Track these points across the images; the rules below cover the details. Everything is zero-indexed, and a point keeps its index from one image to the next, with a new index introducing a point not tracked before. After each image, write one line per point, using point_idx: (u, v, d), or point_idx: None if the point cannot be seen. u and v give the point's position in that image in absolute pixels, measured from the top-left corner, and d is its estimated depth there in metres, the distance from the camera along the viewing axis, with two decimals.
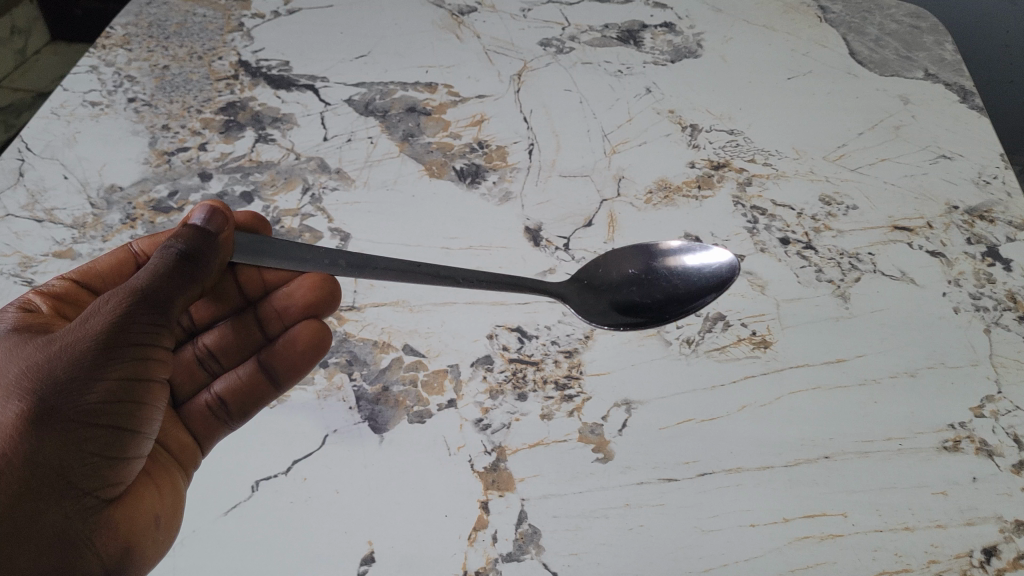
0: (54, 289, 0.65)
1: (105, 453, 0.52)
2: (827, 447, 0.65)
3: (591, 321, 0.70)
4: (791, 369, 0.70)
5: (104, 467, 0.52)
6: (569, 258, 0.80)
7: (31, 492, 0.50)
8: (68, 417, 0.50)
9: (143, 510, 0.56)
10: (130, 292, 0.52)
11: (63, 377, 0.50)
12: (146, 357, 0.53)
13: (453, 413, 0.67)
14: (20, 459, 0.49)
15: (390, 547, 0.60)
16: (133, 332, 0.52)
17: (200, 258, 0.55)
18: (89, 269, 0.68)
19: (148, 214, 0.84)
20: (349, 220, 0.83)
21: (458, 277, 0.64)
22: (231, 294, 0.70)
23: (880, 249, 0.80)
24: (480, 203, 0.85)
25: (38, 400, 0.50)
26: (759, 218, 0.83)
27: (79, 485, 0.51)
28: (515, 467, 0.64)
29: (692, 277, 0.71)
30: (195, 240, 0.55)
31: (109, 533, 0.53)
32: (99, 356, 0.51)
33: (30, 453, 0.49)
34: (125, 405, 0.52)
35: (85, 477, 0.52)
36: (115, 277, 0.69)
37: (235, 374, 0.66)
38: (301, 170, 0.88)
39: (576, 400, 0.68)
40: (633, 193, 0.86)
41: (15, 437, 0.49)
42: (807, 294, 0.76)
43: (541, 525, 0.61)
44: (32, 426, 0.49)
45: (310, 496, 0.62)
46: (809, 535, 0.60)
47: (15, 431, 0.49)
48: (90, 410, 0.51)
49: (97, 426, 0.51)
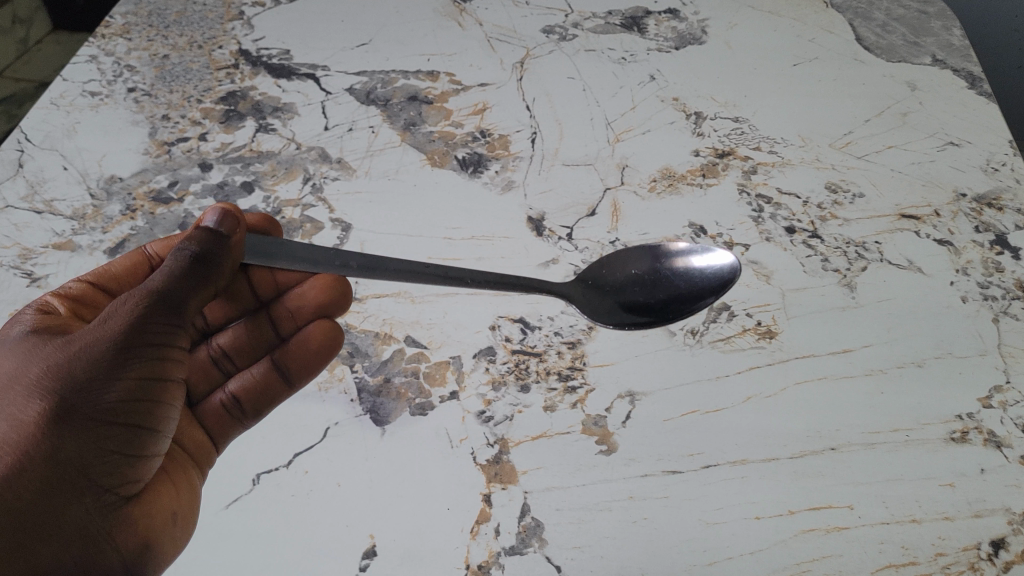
0: (71, 291, 0.64)
1: (124, 451, 0.52)
2: (833, 439, 0.64)
3: (598, 320, 0.68)
4: (796, 361, 0.69)
5: (123, 465, 0.52)
6: (572, 248, 0.79)
7: (52, 490, 0.50)
8: (88, 416, 0.50)
9: (161, 507, 0.56)
10: (145, 295, 0.52)
11: (82, 378, 0.50)
12: (163, 355, 0.52)
13: (455, 405, 0.66)
14: (41, 458, 0.49)
15: (392, 540, 0.59)
16: (150, 333, 0.51)
17: (212, 257, 0.54)
18: (105, 272, 0.67)
19: (148, 205, 0.84)
20: (350, 211, 0.82)
21: (465, 278, 0.62)
22: (243, 295, 0.68)
23: (887, 238, 0.79)
24: (482, 192, 0.84)
25: (59, 401, 0.49)
26: (764, 206, 0.82)
27: (99, 482, 0.51)
28: (518, 459, 0.63)
29: (695, 277, 0.69)
30: (205, 242, 0.54)
31: (129, 528, 0.53)
32: (116, 357, 0.50)
33: (51, 452, 0.49)
34: (144, 404, 0.52)
35: (106, 474, 0.51)
36: (131, 280, 0.68)
37: (249, 373, 0.65)
38: (302, 160, 0.87)
39: (580, 392, 0.67)
40: (636, 181, 0.85)
41: (36, 437, 0.49)
42: (813, 283, 0.75)
43: (545, 518, 0.60)
44: (51, 425, 0.49)
45: (311, 489, 0.62)
46: (814, 527, 0.59)
47: (38, 431, 0.49)
48: (109, 410, 0.50)
49: (116, 424, 0.51)
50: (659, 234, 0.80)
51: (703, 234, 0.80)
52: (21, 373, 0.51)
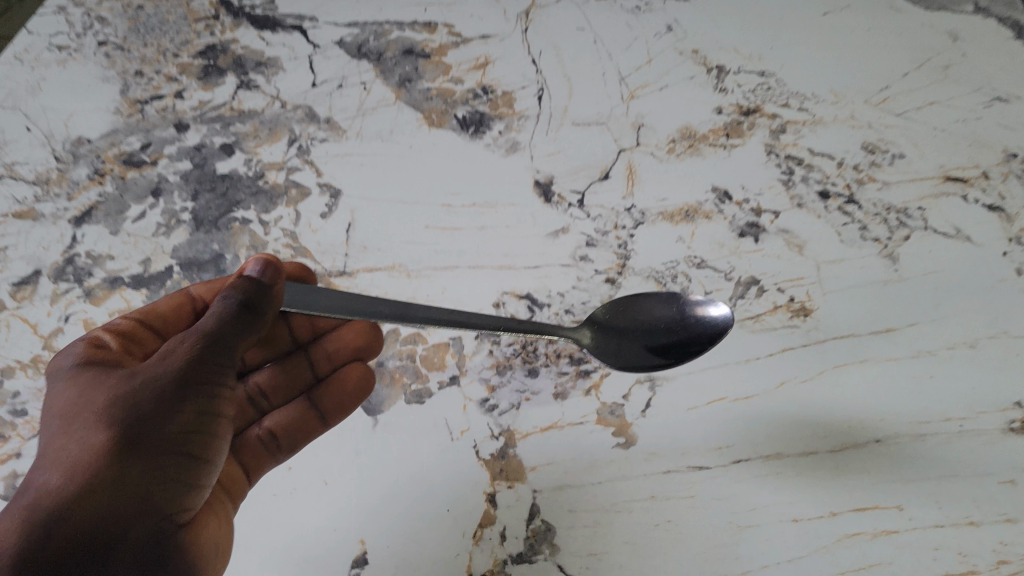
0: (119, 328, 0.57)
1: (182, 483, 0.47)
2: (878, 429, 0.57)
3: (606, 363, 0.59)
4: (835, 341, 0.62)
5: (179, 497, 0.47)
6: (584, 215, 0.72)
7: (112, 521, 0.44)
8: (153, 445, 0.46)
9: (206, 539, 0.50)
10: (208, 322, 0.48)
11: (147, 405, 0.46)
12: (218, 391, 0.49)
13: (455, 391, 0.60)
14: (105, 487, 0.44)
15: (384, 548, 0.53)
16: (207, 366, 0.47)
17: (262, 306, 0.51)
18: (152, 310, 0.60)
19: (118, 168, 0.76)
20: (339, 175, 0.75)
21: (473, 321, 0.57)
22: (282, 336, 0.67)
23: (931, 204, 0.72)
24: (485, 154, 0.77)
25: (123, 428, 0.45)
26: (795, 168, 0.75)
27: (156, 514, 0.46)
28: (525, 454, 0.57)
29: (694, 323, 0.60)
30: (252, 290, 0.50)
31: (182, 564, 0.47)
32: (182, 385, 0.47)
33: (113, 481, 0.45)
34: (201, 437, 0.48)
35: (160, 513, 0.47)
36: (177, 322, 0.61)
37: (285, 410, 0.62)
38: (287, 119, 0.79)
39: (594, 376, 0.60)
40: (653, 142, 0.77)
41: (101, 466, 0.44)
42: (851, 254, 0.68)
43: (556, 521, 0.54)
44: (117, 453, 0.45)
45: (295, 488, 0.56)
46: (859, 532, 0.53)
47: (99, 460, 0.45)
48: (173, 438, 0.46)
49: (177, 453, 0.47)
50: (679, 199, 0.72)
51: (728, 200, 0.72)
52: (81, 405, 0.47)
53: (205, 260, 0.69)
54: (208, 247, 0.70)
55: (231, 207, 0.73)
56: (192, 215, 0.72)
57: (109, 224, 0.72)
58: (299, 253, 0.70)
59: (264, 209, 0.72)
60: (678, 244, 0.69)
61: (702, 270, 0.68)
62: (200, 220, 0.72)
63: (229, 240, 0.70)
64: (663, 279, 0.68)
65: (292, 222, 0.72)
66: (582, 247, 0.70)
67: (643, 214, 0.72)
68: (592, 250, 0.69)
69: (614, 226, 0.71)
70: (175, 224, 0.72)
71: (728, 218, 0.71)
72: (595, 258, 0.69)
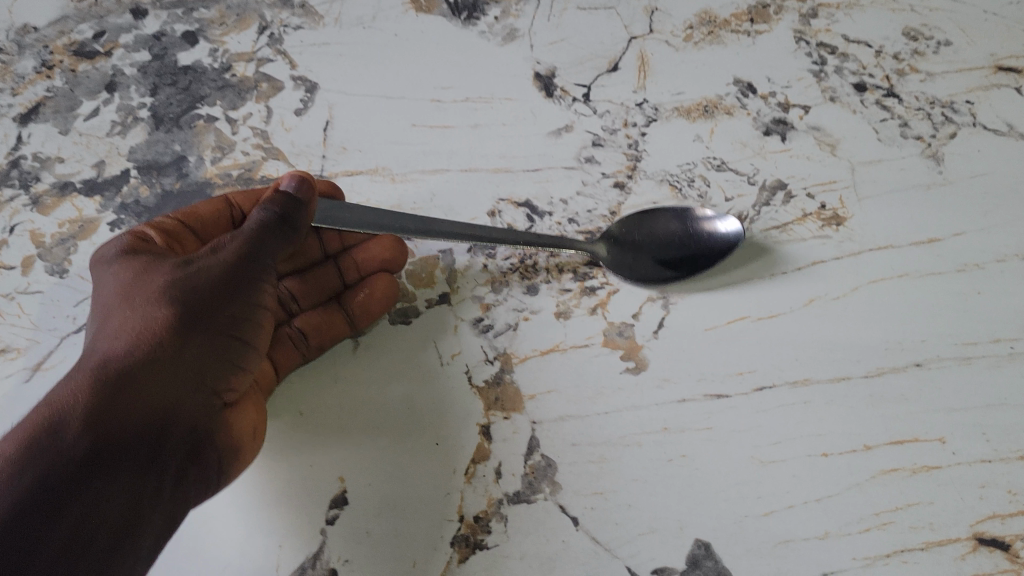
0: (162, 226, 0.51)
1: (233, 369, 0.45)
2: (918, 352, 0.51)
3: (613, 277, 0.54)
4: (871, 253, 0.56)
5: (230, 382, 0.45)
6: (590, 112, 0.64)
7: (169, 394, 0.42)
8: (207, 324, 0.43)
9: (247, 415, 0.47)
10: (260, 218, 0.47)
11: (202, 285, 0.44)
12: (263, 295, 0.46)
13: (446, 311, 0.54)
14: (162, 356, 0.42)
15: (366, 486, 0.47)
16: (261, 261, 0.46)
17: (298, 217, 0.48)
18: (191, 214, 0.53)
19: (68, 60, 0.67)
20: (314, 67, 0.67)
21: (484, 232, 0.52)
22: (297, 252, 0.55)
23: (982, 96, 0.64)
24: (479, 43, 0.68)
25: (181, 305, 0.43)
26: (827, 58, 0.66)
27: (209, 393, 0.44)
28: (524, 381, 0.51)
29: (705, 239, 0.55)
30: (289, 201, 0.47)
31: (229, 445, 0.45)
32: (237, 273, 0.45)
33: (172, 354, 0.42)
34: (252, 327, 0.46)
35: (209, 400, 0.44)
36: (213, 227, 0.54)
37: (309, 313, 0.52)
38: (256, 4, 0.70)
39: (600, 294, 0.54)
40: (668, 29, 0.68)
41: (161, 336, 0.42)
42: (890, 155, 0.61)
43: (557, 456, 0.48)
44: (175, 328, 0.42)
45: (265, 419, 0.49)
46: (897, 468, 0.47)
47: (156, 336, 0.42)
48: (229, 321, 0.44)
49: (230, 336, 0.44)
50: (697, 93, 0.64)
51: (752, 94, 0.64)
52: (137, 285, 0.44)
53: (166, 163, 0.62)
54: (169, 147, 0.62)
55: (195, 104, 0.65)
56: (151, 112, 0.64)
57: (59, 123, 0.64)
58: (271, 154, 0.62)
59: (232, 106, 0.64)
60: (696, 143, 0.62)
61: (722, 172, 0.60)
62: (160, 118, 0.64)
63: (192, 140, 0.63)
64: (678, 183, 0.60)
65: (263, 120, 0.64)
66: (588, 147, 0.62)
67: (657, 110, 0.64)
68: (599, 150, 0.62)
69: (623, 124, 0.63)
70: (132, 121, 0.64)
71: (752, 114, 0.63)
72: (601, 159, 0.61)
